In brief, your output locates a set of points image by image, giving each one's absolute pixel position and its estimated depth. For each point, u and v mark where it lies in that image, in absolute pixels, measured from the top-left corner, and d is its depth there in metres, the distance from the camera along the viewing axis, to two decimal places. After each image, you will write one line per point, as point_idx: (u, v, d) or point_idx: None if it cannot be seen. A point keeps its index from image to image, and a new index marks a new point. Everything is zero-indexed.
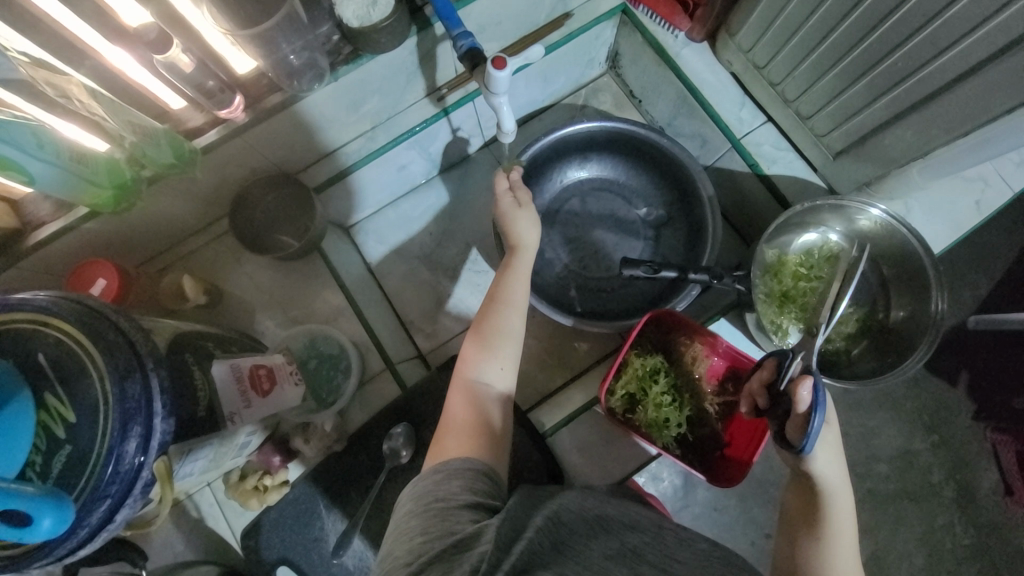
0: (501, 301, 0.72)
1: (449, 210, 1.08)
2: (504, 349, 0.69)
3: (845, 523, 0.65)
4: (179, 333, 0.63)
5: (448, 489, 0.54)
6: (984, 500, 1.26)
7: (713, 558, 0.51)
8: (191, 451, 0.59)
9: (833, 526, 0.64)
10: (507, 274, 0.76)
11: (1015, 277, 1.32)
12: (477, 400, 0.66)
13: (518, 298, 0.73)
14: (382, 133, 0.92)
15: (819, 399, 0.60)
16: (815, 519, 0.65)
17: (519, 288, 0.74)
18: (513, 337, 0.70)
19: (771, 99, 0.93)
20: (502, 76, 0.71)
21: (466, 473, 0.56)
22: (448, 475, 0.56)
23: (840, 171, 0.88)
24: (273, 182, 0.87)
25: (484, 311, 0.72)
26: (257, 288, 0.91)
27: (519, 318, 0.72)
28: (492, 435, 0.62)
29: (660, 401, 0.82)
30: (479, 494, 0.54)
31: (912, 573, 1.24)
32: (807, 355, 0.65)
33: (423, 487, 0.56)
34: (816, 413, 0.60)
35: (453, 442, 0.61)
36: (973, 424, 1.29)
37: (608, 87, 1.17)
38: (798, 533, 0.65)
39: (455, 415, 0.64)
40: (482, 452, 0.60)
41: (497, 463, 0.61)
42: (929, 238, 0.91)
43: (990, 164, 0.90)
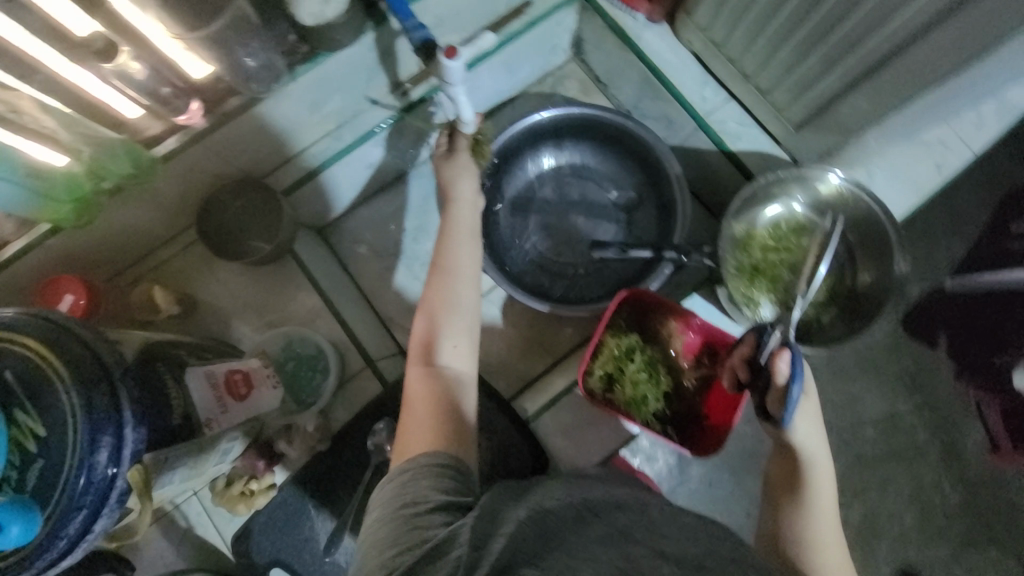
0: (445, 283, 0.72)
1: (422, 205, 1.08)
2: (455, 331, 0.69)
3: (824, 488, 0.67)
4: (150, 343, 0.63)
5: (413, 493, 0.55)
6: (971, 457, 1.30)
7: (700, 533, 0.53)
8: (168, 462, 0.60)
9: (813, 494, 0.66)
10: (445, 249, 0.75)
11: (988, 239, 1.35)
12: (433, 388, 0.66)
13: (459, 275, 0.73)
14: (348, 132, 0.92)
15: (797, 368, 0.65)
16: (793, 485, 0.67)
17: (462, 264, 0.74)
18: (461, 317, 0.70)
19: (733, 76, 0.93)
20: (455, 65, 0.72)
21: (433, 471, 0.57)
22: (414, 476, 0.57)
23: (802, 144, 0.90)
24: (239, 186, 0.86)
25: (428, 294, 0.72)
26: (229, 293, 0.89)
27: (467, 294, 0.72)
28: (455, 417, 0.63)
29: (637, 378, 0.84)
30: (447, 492, 0.55)
31: (903, 532, 1.28)
32: (785, 330, 0.69)
33: (390, 491, 0.57)
34: (795, 381, 0.65)
35: (415, 437, 0.61)
36: (955, 384, 1.32)
37: (574, 73, 1.16)
38: (780, 498, 0.67)
39: (412, 405, 0.64)
40: (445, 438, 0.61)
41: (465, 446, 0.62)
42: (890, 203, 0.93)
43: (948, 127, 0.90)
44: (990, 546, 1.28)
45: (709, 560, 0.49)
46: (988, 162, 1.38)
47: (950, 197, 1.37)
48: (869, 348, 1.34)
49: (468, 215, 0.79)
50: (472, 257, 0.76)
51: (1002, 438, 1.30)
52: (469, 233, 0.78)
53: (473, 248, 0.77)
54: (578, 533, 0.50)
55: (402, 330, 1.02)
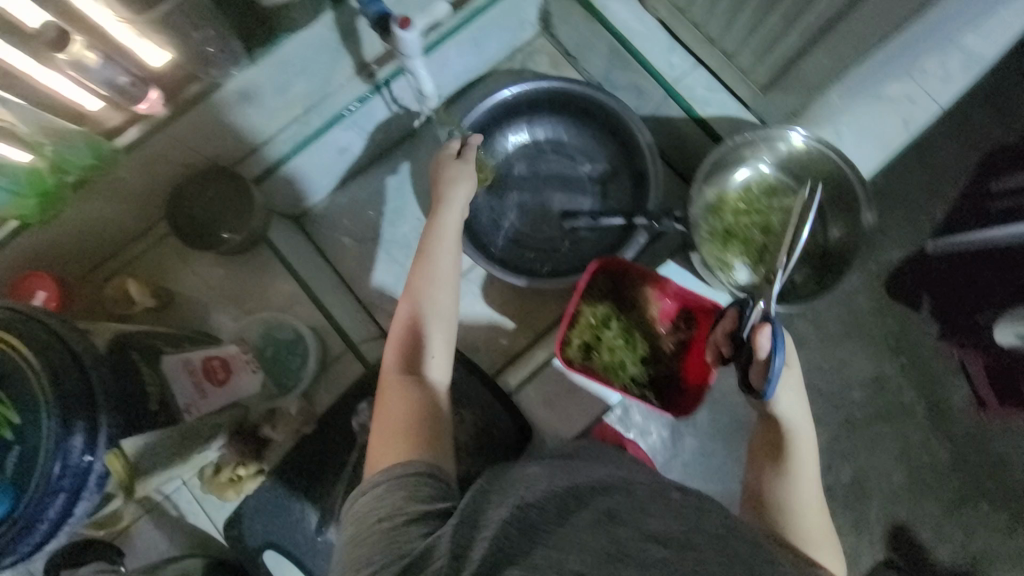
0: (423, 289, 0.73)
1: (397, 187, 1.08)
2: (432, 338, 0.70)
3: (807, 454, 0.69)
4: (122, 333, 0.63)
5: (392, 504, 0.55)
6: (957, 414, 1.33)
7: (684, 507, 0.53)
8: (146, 466, 0.61)
9: (796, 459, 0.68)
10: (426, 256, 0.76)
11: (968, 199, 1.37)
12: (410, 395, 0.66)
13: (440, 281, 0.74)
14: (315, 117, 0.92)
15: (777, 340, 0.65)
16: (776, 451, 0.69)
17: (444, 270, 0.75)
18: (438, 324, 0.71)
19: (699, 42, 0.94)
20: (409, 36, 0.76)
21: (410, 480, 0.57)
22: (391, 487, 0.56)
23: (769, 106, 0.90)
24: (207, 176, 0.86)
25: (406, 303, 0.73)
26: (206, 284, 0.89)
27: (446, 301, 0.73)
28: (433, 425, 0.63)
29: (613, 344, 0.85)
30: (425, 500, 0.55)
31: (893, 490, 1.32)
32: (767, 304, 0.69)
33: (368, 503, 0.56)
34: (777, 352, 0.65)
35: (392, 447, 0.61)
36: (939, 343, 1.34)
37: (544, 48, 1.14)
38: (764, 463, 0.69)
39: (390, 415, 0.64)
40: (423, 447, 0.60)
41: (444, 454, 0.61)
42: (858, 161, 0.94)
43: (914, 82, 0.91)
44: (981, 500, 1.31)
45: (695, 538, 0.48)
46: (965, 121, 1.39)
47: (929, 158, 1.38)
48: (854, 312, 1.36)
49: (454, 219, 0.80)
50: (454, 263, 0.76)
51: (988, 395, 1.31)
52: (453, 237, 0.78)
53: (456, 254, 0.77)
54: (565, 524, 0.50)
55: (384, 313, 1.03)
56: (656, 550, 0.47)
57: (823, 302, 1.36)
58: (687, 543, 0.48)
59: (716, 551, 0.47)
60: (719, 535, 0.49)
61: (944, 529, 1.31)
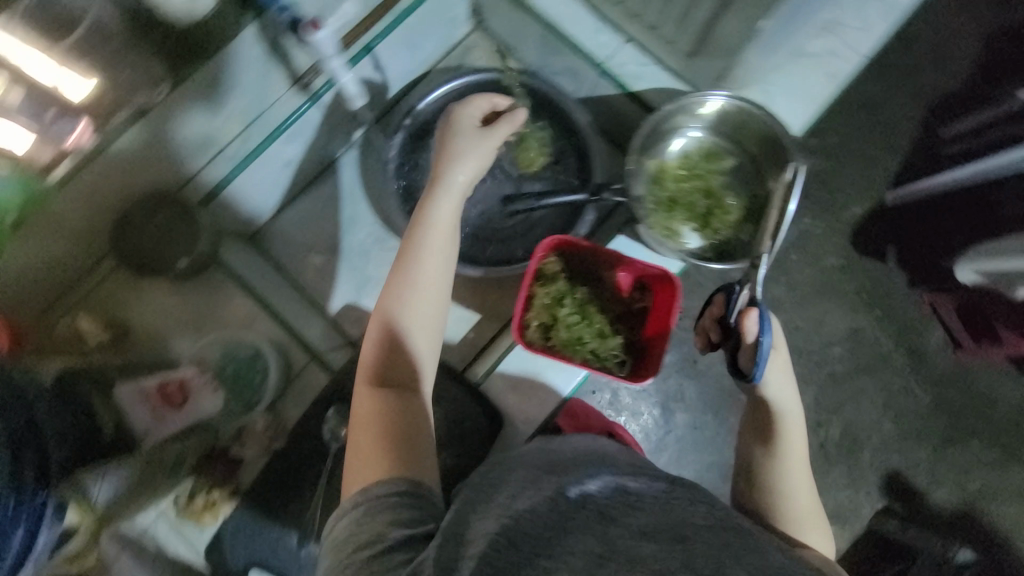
0: (405, 296, 0.74)
1: (346, 194, 1.08)
2: (410, 349, 0.72)
3: (793, 443, 0.78)
4: (69, 371, 0.77)
5: (376, 527, 0.57)
6: (933, 356, 1.39)
7: (672, 496, 0.55)
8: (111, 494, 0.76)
9: (787, 449, 0.77)
10: (405, 266, 0.75)
11: (924, 146, 1.41)
12: (387, 410, 0.68)
13: (419, 293, 0.74)
14: (255, 133, 0.92)
15: (765, 324, 0.73)
16: (768, 440, 0.78)
17: (425, 280, 0.75)
18: (417, 336, 0.73)
19: (624, 20, 0.95)
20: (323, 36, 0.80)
21: (390, 503, 0.59)
22: (375, 510, 0.59)
23: (697, 72, 0.92)
24: (150, 206, 0.86)
25: (383, 316, 0.73)
26: (159, 312, 0.89)
27: (425, 313, 0.74)
28: (412, 442, 0.66)
29: (569, 321, 0.87)
30: (409, 522, 0.57)
31: (883, 438, 1.39)
32: (752, 287, 0.74)
33: (355, 522, 0.59)
34: (764, 334, 0.72)
35: (374, 465, 0.64)
36: (910, 292, 1.40)
37: (479, 44, 1.16)
38: (759, 449, 0.79)
39: (369, 430, 0.66)
40: (405, 466, 0.63)
41: (426, 470, 0.64)
42: (789, 119, 0.98)
43: (833, 35, 0.93)
44: (969, 438, 1.38)
45: (688, 530, 0.50)
46: (915, 70, 1.41)
47: (883, 110, 1.41)
48: (825, 270, 1.41)
49: (441, 225, 0.78)
50: (438, 272, 0.76)
51: (962, 337, 1.34)
52: (439, 244, 0.77)
53: (440, 262, 0.76)
54: (562, 529, 0.49)
55: (351, 322, 1.04)
56: (648, 544, 0.48)
57: (794, 265, 1.42)
58: (680, 537, 0.49)
59: (709, 545, 0.48)
60: (709, 526, 0.51)
61: (935, 469, 1.38)
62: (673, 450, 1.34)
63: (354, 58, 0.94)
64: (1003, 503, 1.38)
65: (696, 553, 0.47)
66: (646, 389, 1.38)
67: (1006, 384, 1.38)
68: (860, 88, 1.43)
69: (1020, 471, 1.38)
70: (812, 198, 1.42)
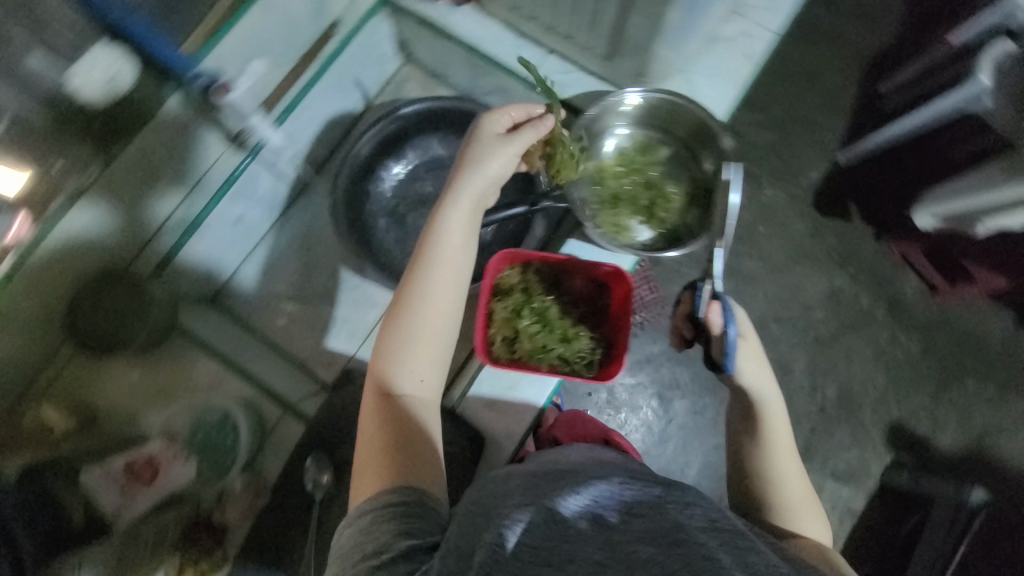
0: (422, 298, 0.68)
1: (303, 242, 1.11)
2: (423, 356, 0.68)
3: (780, 431, 0.75)
4: (33, 461, 0.77)
5: (382, 538, 0.56)
6: (912, 303, 1.42)
7: (665, 501, 0.53)
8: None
9: (774, 438, 0.74)
10: (419, 273, 0.70)
11: (863, 104, 1.48)
12: (396, 419, 0.65)
13: (431, 304, 0.68)
14: (199, 196, 0.92)
15: (728, 314, 0.74)
16: (755, 431, 0.74)
17: (441, 289, 0.69)
18: (432, 343, 0.68)
19: (539, 33, 0.99)
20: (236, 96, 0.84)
21: (393, 513, 0.57)
22: (379, 523, 0.57)
23: (618, 71, 0.95)
24: (98, 285, 0.87)
25: (393, 324, 0.68)
26: (127, 390, 0.88)
27: (439, 327, 0.69)
28: (421, 458, 0.63)
29: (531, 332, 0.88)
30: (415, 533, 0.56)
31: (879, 391, 1.40)
32: (713, 282, 0.76)
33: (358, 534, 0.58)
34: (730, 325, 0.73)
35: (378, 477, 0.62)
36: (878, 245, 1.44)
37: (410, 75, 1.19)
38: (745, 441, 0.75)
39: (377, 438, 0.64)
40: (414, 480, 0.61)
41: (434, 484, 0.62)
42: (713, 103, 1.00)
43: (741, 17, 1.00)
44: (964, 379, 1.40)
45: (681, 532, 0.48)
46: (840, 36, 1.50)
47: (819, 77, 1.49)
48: (794, 237, 1.45)
49: (456, 234, 0.72)
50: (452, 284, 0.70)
51: (937, 280, 1.37)
52: (453, 255, 0.71)
53: (455, 274, 0.71)
54: (562, 538, 0.50)
55: (321, 367, 1.05)
56: (646, 549, 0.47)
57: (764, 237, 1.45)
58: (676, 541, 0.47)
59: (706, 548, 0.46)
60: (702, 530, 0.49)
61: (937, 415, 1.39)
62: (677, 438, 1.38)
63: (285, 110, 0.97)
64: (1012, 439, 1.38)
65: (692, 557, 0.45)
66: (642, 382, 1.41)
67: (989, 320, 1.40)
68: (798, 59, 1.50)
69: (1021, 403, 1.39)
70: (770, 169, 1.47)
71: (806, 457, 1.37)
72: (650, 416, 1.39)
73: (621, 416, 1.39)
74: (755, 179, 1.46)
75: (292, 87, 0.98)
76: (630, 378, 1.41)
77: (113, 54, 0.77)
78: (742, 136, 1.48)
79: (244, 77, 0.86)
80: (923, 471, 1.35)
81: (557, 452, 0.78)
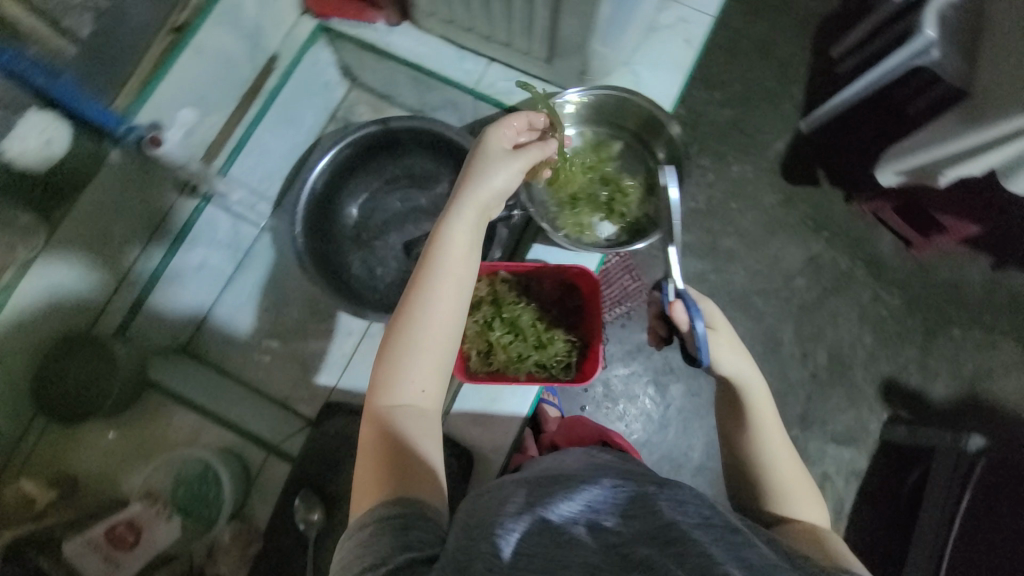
0: (432, 294, 0.59)
1: (273, 277, 1.08)
2: (433, 362, 0.59)
3: (767, 414, 0.71)
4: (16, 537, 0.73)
5: (376, 551, 0.48)
6: (891, 260, 1.43)
7: (657, 497, 0.51)
8: None
9: (759, 421, 0.71)
10: (434, 258, 0.60)
11: (819, 70, 1.49)
12: (400, 428, 0.56)
13: (445, 295, 0.59)
14: (155, 249, 0.94)
15: (692, 308, 0.72)
16: (738, 417, 0.72)
17: (453, 287, 0.60)
18: (444, 347, 0.59)
19: (479, 43, 0.99)
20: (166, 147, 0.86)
21: (394, 526, 0.49)
22: (373, 534, 0.49)
23: (561, 73, 0.96)
24: (66, 349, 0.83)
25: (402, 313, 0.59)
26: (106, 453, 0.87)
27: (449, 324, 0.59)
28: (422, 468, 0.55)
29: (504, 342, 0.88)
30: (414, 544, 0.48)
31: (869, 351, 1.42)
32: (675, 279, 0.76)
33: (349, 546, 0.50)
34: (696, 319, 0.71)
35: (375, 483, 0.54)
36: (850, 206, 1.45)
37: (360, 99, 1.17)
38: (732, 429, 0.73)
39: (380, 449, 0.55)
40: (414, 490, 0.53)
41: (436, 496, 0.55)
42: (661, 92, 1.01)
43: (675, 6, 1.03)
44: (950, 327, 1.41)
45: (675, 529, 0.47)
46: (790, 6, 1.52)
47: (773, 48, 1.51)
48: (767, 210, 1.46)
49: (473, 221, 0.64)
50: (467, 276, 0.61)
51: (911, 236, 1.38)
52: (470, 245, 0.62)
53: (470, 267, 0.62)
54: (560, 548, 0.47)
55: (303, 403, 1.04)
56: (641, 549, 0.46)
57: (737, 213, 1.46)
58: (668, 539, 0.46)
59: (700, 544, 0.45)
60: (697, 526, 0.47)
61: (927, 366, 1.41)
62: (677, 422, 1.39)
63: (235, 147, 0.99)
64: (1003, 380, 1.40)
65: (687, 557, 0.44)
66: (636, 371, 1.41)
67: (967, 267, 1.42)
68: (748, 34, 1.52)
69: (1009, 344, 1.40)
70: (735, 145, 1.48)
71: (805, 425, 1.38)
72: (649, 405, 1.40)
73: (620, 408, 1.39)
74: (721, 157, 1.48)
75: (239, 127, 1.00)
76: (624, 368, 1.41)
77: (44, 119, 0.73)
78: (703, 116, 1.49)
79: (183, 126, 0.89)
80: (920, 424, 1.36)
81: (545, 460, 0.74)
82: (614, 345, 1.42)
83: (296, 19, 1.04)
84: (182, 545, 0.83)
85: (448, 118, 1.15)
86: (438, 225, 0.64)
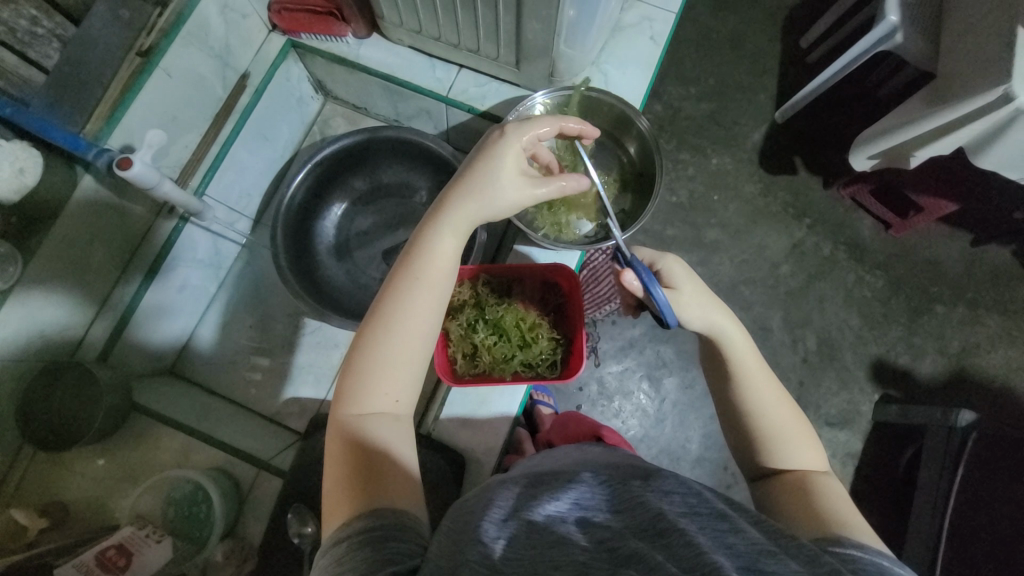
0: (404, 303, 0.59)
1: (263, 295, 1.18)
2: (404, 372, 0.59)
3: (759, 374, 0.70)
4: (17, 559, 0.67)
5: (355, 565, 0.46)
6: (871, 243, 1.46)
7: (638, 485, 0.52)
8: None
9: (748, 383, 0.69)
10: (413, 266, 0.60)
11: (789, 59, 1.52)
12: (368, 436, 0.56)
13: (419, 304, 0.59)
14: (135, 272, 0.93)
15: (643, 274, 0.70)
16: (728, 378, 0.71)
17: (425, 297, 0.60)
18: (415, 355, 0.59)
19: (449, 51, 1.01)
20: (137, 169, 0.77)
21: (373, 537, 0.48)
22: (349, 548, 0.48)
23: (530, 75, 0.98)
24: (46, 379, 0.81)
25: (375, 320, 0.59)
26: (96, 480, 0.85)
27: (426, 332, 0.60)
28: (398, 478, 0.55)
29: (489, 343, 0.88)
30: (395, 559, 0.46)
31: (855, 333, 1.44)
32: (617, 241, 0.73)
33: (321, 564, 0.48)
34: (651, 286, 0.69)
35: (347, 494, 0.53)
36: (827, 191, 1.48)
37: (335, 111, 1.27)
38: (723, 389, 0.72)
39: (350, 459, 0.55)
40: (391, 501, 0.52)
41: (413, 506, 0.54)
42: (629, 90, 1.04)
43: (643, 6, 1.06)
44: (933, 305, 1.44)
45: (662, 520, 0.46)
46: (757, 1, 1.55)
47: (742, 41, 1.54)
48: (748, 200, 1.48)
49: (459, 226, 0.63)
50: (447, 285, 0.62)
51: (889, 218, 1.40)
52: (454, 249, 0.62)
53: (452, 274, 0.62)
54: (547, 550, 0.45)
55: (294, 417, 1.11)
56: (632, 543, 0.44)
57: (719, 204, 1.48)
58: (658, 531, 0.45)
59: (685, 533, 0.44)
60: (684, 515, 0.47)
61: (913, 344, 1.43)
62: (673, 415, 1.40)
63: (210, 167, 1.01)
64: (990, 354, 1.42)
65: (674, 547, 0.43)
66: (629, 367, 1.42)
67: (946, 245, 1.45)
68: (720, 30, 1.55)
69: (991, 318, 1.43)
70: (713, 138, 1.50)
71: None
72: (644, 400, 1.41)
73: (615, 405, 1.40)
74: (700, 150, 1.50)
75: (212, 146, 1.01)
76: (617, 365, 1.42)
77: (15, 147, 0.73)
78: (679, 112, 1.52)
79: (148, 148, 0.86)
80: (910, 403, 1.37)
81: (538, 458, 0.74)
82: (606, 342, 1.44)
83: (265, 36, 1.05)
84: (176, 569, 0.78)
85: (424, 126, 1.21)
86: (421, 228, 0.63)
